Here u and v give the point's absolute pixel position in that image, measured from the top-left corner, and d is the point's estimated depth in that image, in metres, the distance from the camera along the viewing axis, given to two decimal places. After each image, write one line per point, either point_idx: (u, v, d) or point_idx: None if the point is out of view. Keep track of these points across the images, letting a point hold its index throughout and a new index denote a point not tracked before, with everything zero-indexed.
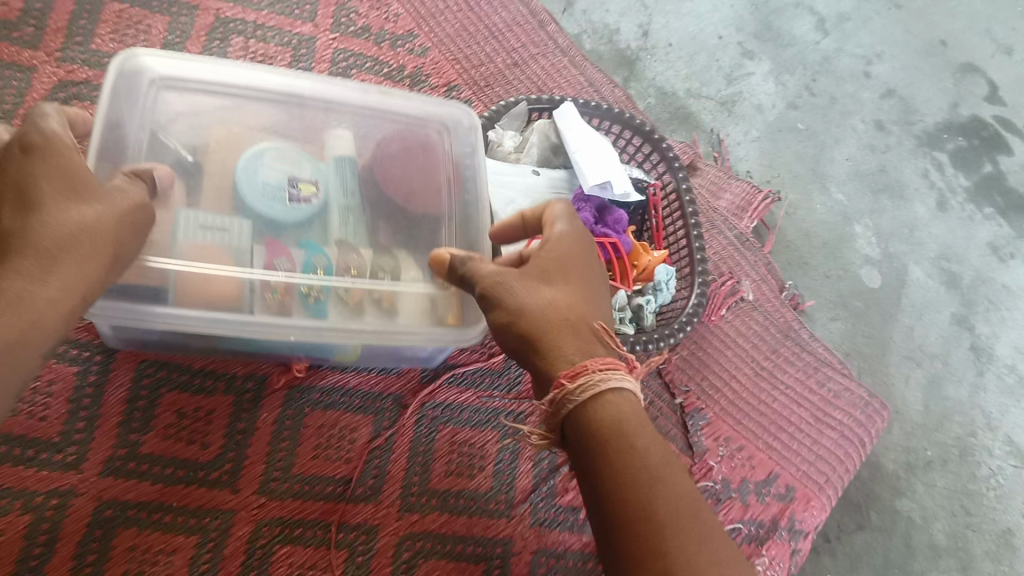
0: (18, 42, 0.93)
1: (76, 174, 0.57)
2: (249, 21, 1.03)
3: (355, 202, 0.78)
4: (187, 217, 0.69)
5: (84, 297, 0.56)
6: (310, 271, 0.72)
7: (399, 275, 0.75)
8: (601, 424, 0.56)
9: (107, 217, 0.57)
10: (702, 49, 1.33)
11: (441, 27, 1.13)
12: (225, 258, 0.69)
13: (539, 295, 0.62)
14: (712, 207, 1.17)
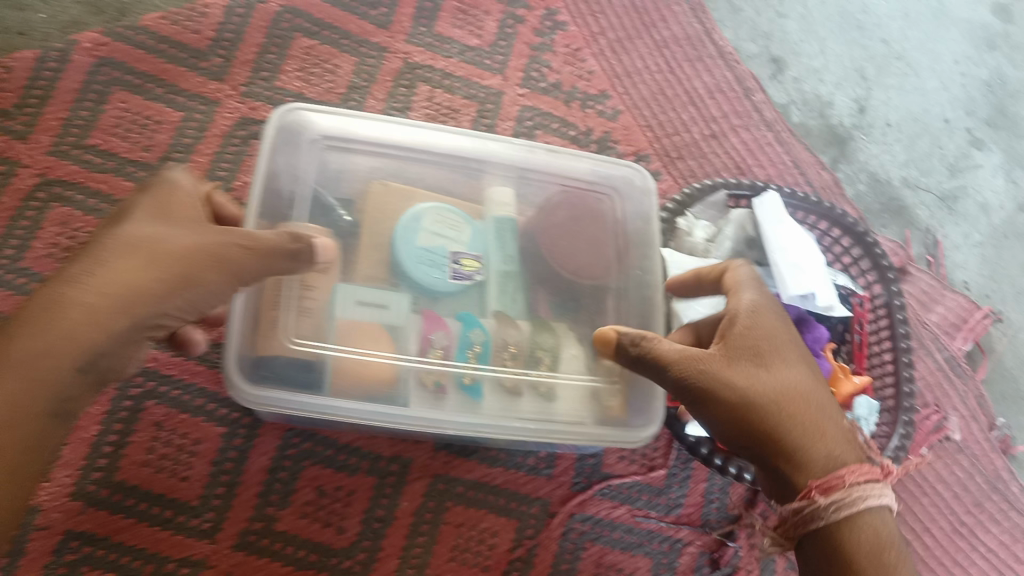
0: (206, 73, 0.91)
1: (174, 203, 0.57)
2: (437, 68, 0.98)
3: (516, 270, 0.72)
4: (347, 291, 0.66)
5: (109, 310, 0.52)
6: (464, 354, 0.67)
7: (558, 363, 0.68)
8: (855, 552, 0.54)
9: (178, 237, 0.55)
10: (925, 132, 1.18)
11: (637, 88, 1.04)
12: (381, 332, 0.66)
13: (762, 386, 0.56)
14: (921, 320, 1.05)
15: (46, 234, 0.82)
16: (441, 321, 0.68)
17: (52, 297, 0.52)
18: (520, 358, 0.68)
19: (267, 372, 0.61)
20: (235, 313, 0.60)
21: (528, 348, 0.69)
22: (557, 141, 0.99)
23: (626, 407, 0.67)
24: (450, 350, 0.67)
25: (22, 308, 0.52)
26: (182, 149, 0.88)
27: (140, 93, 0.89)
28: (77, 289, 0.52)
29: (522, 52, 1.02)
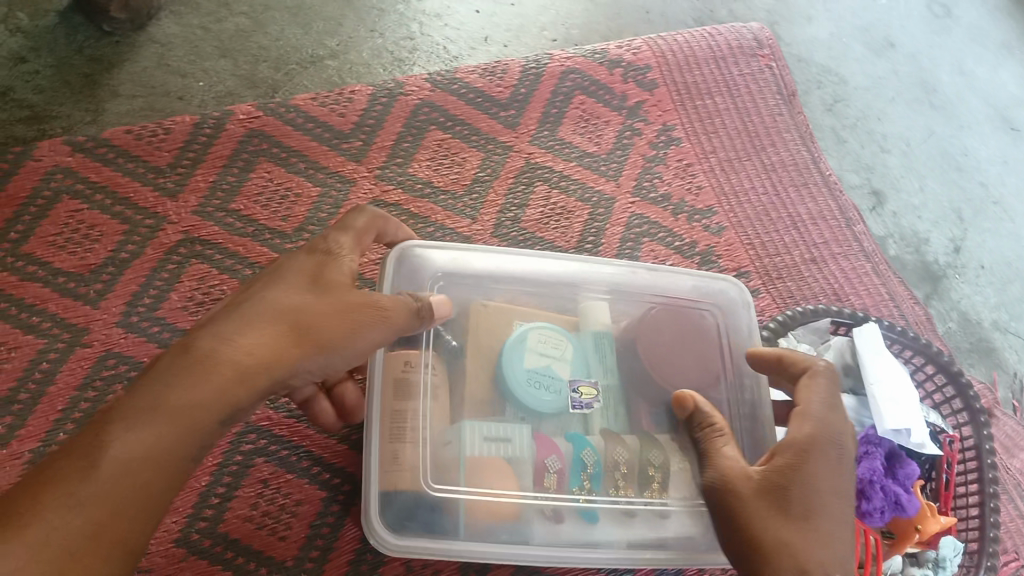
0: (345, 153, 0.97)
1: (328, 267, 0.62)
2: (556, 171, 1.04)
3: (616, 384, 0.75)
4: (473, 428, 0.69)
5: (257, 360, 0.56)
6: (578, 478, 0.70)
7: (667, 487, 0.70)
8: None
9: (325, 298, 0.60)
10: (1018, 278, 1.20)
11: (743, 208, 1.08)
12: (500, 460, 0.68)
13: (771, 529, 0.56)
14: (1006, 466, 1.04)
15: (183, 288, 0.87)
16: (553, 443, 0.70)
17: (205, 341, 0.55)
18: (631, 480, 0.70)
19: (405, 521, 0.66)
20: (370, 451, 0.66)
21: (639, 469, 0.70)
22: (662, 250, 1.03)
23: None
24: (563, 474, 0.69)
25: (176, 349, 0.55)
26: (317, 224, 0.93)
27: (284, 165, 0.95)
28: (229, 346, 0.55)
29: (636, 163, 1.07)
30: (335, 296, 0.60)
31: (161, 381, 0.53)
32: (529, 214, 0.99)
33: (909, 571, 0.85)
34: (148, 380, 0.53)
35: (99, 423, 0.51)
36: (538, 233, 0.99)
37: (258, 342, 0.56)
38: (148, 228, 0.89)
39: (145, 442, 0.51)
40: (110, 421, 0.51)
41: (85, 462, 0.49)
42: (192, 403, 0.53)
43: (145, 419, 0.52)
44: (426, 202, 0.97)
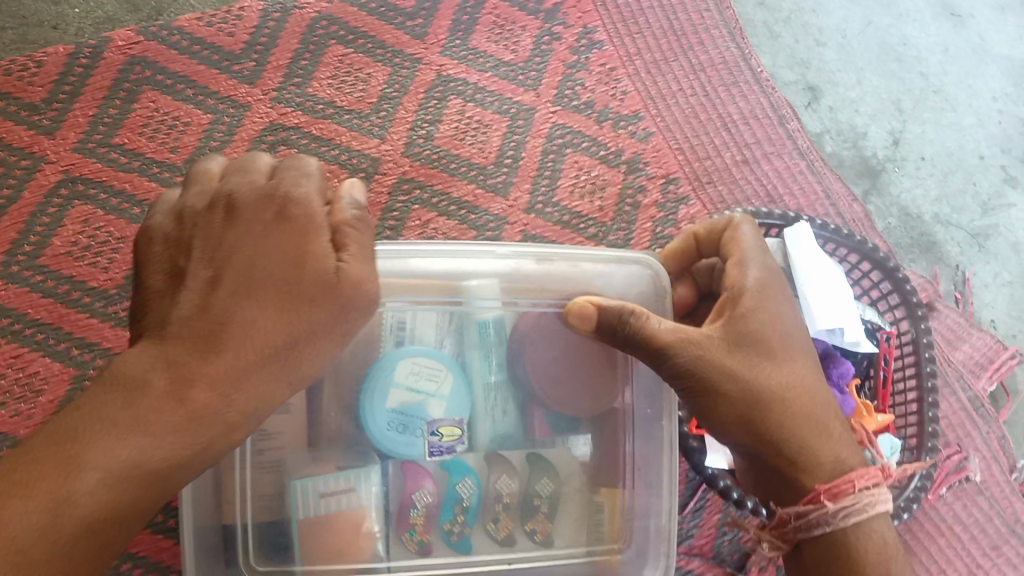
0: (238, 77, 0.90)
1: (307, 261, 0.51)
2: (470, 82, 0.97)
3: (504, 379, 0.67)
4: (306, 486, 0.61)
5: (229, 400, 0.50)
6: (450, 511, 0.65)
7: (557, 505, 0.66)
8: (863, 551, 0.57)
9: (304, 310, 0.51)
10: (959, 169, 1.16)
11: (671, 111, 1.03)
12: (362, 512, 0.61)
13: (773, 380, 0.58)
14: (946, 358, 1.02)
15: (67, 233, 0.81)
16: (425, 468, 0.65)
17: (175, 380, 0.48)
18: (517, 506, 0.66)
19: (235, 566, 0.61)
20: (185, 505, 0.60)
21: (521, 496, 0.66)
22: (587, 160, 0.98)
23: (621, 521, 0.67)
24: (435, 509, 0.65)
25: (161, 387, 0.48)
26: (210, 153, 0.87)
27: (170, 93, 0.88)
28: (220, 398, 0.49)
29: (556, 69, 1.01)
30: (316, 303, 0.51)
31: (121, 438, 0.46)
32: (442, 130, 0.94)
33: None
34: (107, 429, 0.46)
35: (57, 498, 0.44)
36: (453, 149, 0.94)
37: (231, 375, 0.49)
38: (25, 171, 0.83)
39: (114, 521, 0.46)
40: (69, 497, 0.44)
41: (42, 558, 0.43)
42: (160, 468, 0.47)
43: (110, 496, 0.45)
44: (329, 123, 0.91)
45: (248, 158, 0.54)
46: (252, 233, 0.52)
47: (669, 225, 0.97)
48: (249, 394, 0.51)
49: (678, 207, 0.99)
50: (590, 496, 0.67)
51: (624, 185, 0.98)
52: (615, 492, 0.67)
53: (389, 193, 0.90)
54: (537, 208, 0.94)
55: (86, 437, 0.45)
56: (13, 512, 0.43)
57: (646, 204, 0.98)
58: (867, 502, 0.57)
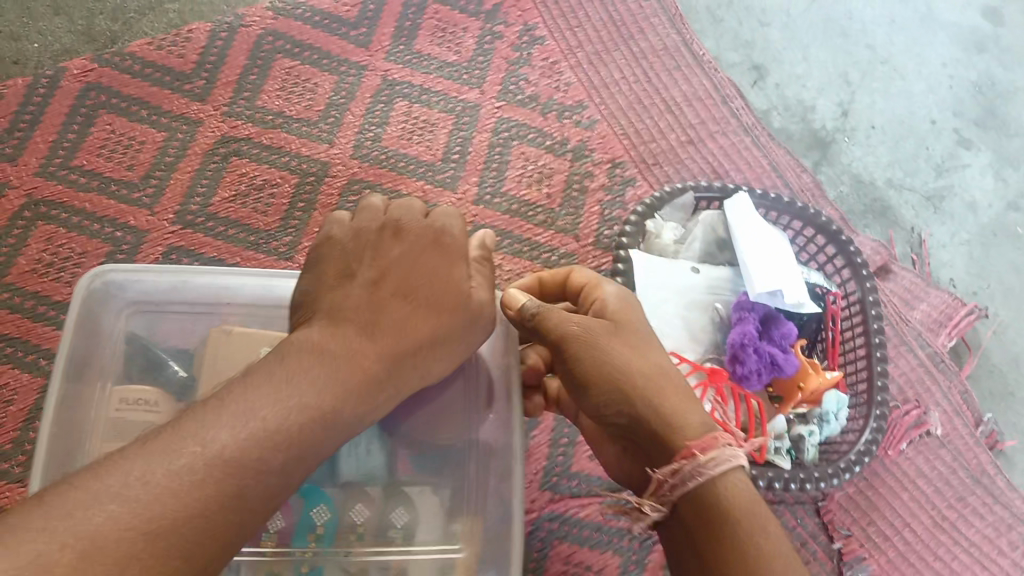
0: (190, 95, 0.95)
1: (445, 277, 0.62)
2: (415, 85, 1.01)
3: (378, 417, 0.64)
4: None
5: (362, 388, 0.55)
6: (305, 538, 0.61)
7: (413, 535, 0.62)
8: (733, 497, 0.55)
9: (434, 318, 0.60)
10: (912, 134, 1.18)
11: (614, 99, 1.06)
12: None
13: (636, 359, 0.61)
14: (904, 317, 1.04)
15: (31, 251, 0.85)
16: (287, 499, 0.61)
17: (327, 362, 0.54)
18: (370, 536, 0.62)
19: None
20: None
21: (376, 526, 0.62)
22: (533, 151, 1.01)
23: (475, 561, 0.60)
24: (291, 534, 0.61)
25: (308, 363, 0.54)
26: (165, 167, 0.91)
27: (125, 115, 0.93)
28: (372, 393, 0.55)
29: (499, 66, 1.05)
30: (440, 314, 0.60)
31: (273, 402, 0.49)
32: (388, 131, 0.97)
33: (794, 430, 0.84)
34: (256, 394, 0.49)
35: (213, 442, 0.46)
36: (401, 148, 0.97)
37: (403, 358, 0.58)
38: None
39: (255, 486, 0.46)
40: (225, 445, 0.46)
41: (203, 500, 0.44)
42: (308, 438, 0.50)
43: (259, 452, 0.47)
44: (279, 132, 0.95)
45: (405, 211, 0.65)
46: (399, 256, 0.62)
47: (616, 207, 1.00)
48: (402, 386, 0.58)
49: (624, 189, 1.02)
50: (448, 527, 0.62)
51: (570, 173, 1.01)
52: (476, 526, 0.61)
53: (339, 196, 0.92)
54: (486, 198, 0.97)
55: (236, 402, 0.49)
56: (179, 454, 0.45)
57: (593, 188, 1.01)
58: (719, 460, 0.56)
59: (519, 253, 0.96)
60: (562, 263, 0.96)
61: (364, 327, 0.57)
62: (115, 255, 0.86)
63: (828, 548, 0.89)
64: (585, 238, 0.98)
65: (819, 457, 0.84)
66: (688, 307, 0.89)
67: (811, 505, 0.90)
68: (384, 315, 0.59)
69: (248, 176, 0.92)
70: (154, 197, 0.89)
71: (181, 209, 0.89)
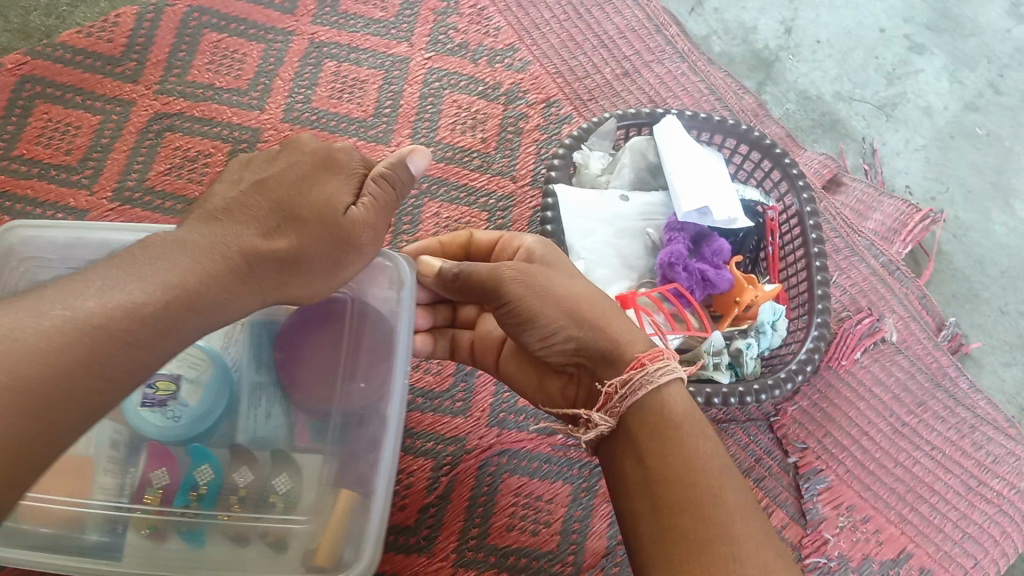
0: (121, 77, 0.97)
1: (329, 192, 0.56)
2: (343, 45, 1.02)
3: (272, 380, 0.64)
4: None
5: (230, 287, 0.50)
6: (185, 497, 0.60)
7: (294, 503, 0.60)
8: (668, 413, 0.57)
9: (313, 229, 0.55)
10: (859, 45, 1.16)
11: (545, 39, 1.06)
12: (86, 463, 0.60)
13: (567, 286, 0.60)
14: (857, 229, 1.01)
15: None
16: (171, 455, 0.62)
17: (192, 248, 0.49)
18: (248, 502, 0.60)
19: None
20: None
21: (258, 491, 0.61)
22: (465, 97, 1.01)
23: (342, 537, 0.55)
24: (170, 492, 0.60)
25: (158, 258, 0.47)
26: (101, 149, 0.93)
27: (60, 103, 0.95)
28: (228, 293, 0.50)
29: (427, 18, 1.05)
30: (319, 223, 0.55)
31: (136, 276, 0.45)
32: (318, 94, 0.98)
33: (733, 345, 0.83)
34: (118, 268, 0.46)
35: (81, 308, 0.42)
36: (331, 109, 0.98)
37: (280, 257, 0.53)
38: None
39: (123, 362, 0.43)
40: (89, 310, 0.42)
41: (53, 370, 0.40)
42: (170, 318, 0.46)
43: (121, 327, 0.43)
44: (209, 104, 0.97)
45: (301, 138, 0.59)
46: (285, 161, 0.58)
47: (552, 145, 1.01)
48: (273, 293, 0.54)
49: (560, 127, 1.02)
50: (329, 492, 0.58)
51: (504, 116, 1.01)
52: (348, 496, 0.56)
53: None
54: (419, 148, 0.98)
55: (100, 274, 0.45)
56: (37, 316, 0.41)
57: (527, 129, 1.01)
58: (666, 370, 0.58)
59: (456, 200, 0.96)
60: (501, 205, 0.96)
61: (238, 221, 0.53)
62: None
63: (783, 463, 0.87)
64: (522, 179, 0.98)
65: (757, 369, 0.82)
66: (617, 235, 0.88)
67: (764, 421, 0.89)
68: (262, 212, 0.54)
69: (182, 148, 0.94)
70: (92, 177, 0.91)
71: (119, 186, 0.91)
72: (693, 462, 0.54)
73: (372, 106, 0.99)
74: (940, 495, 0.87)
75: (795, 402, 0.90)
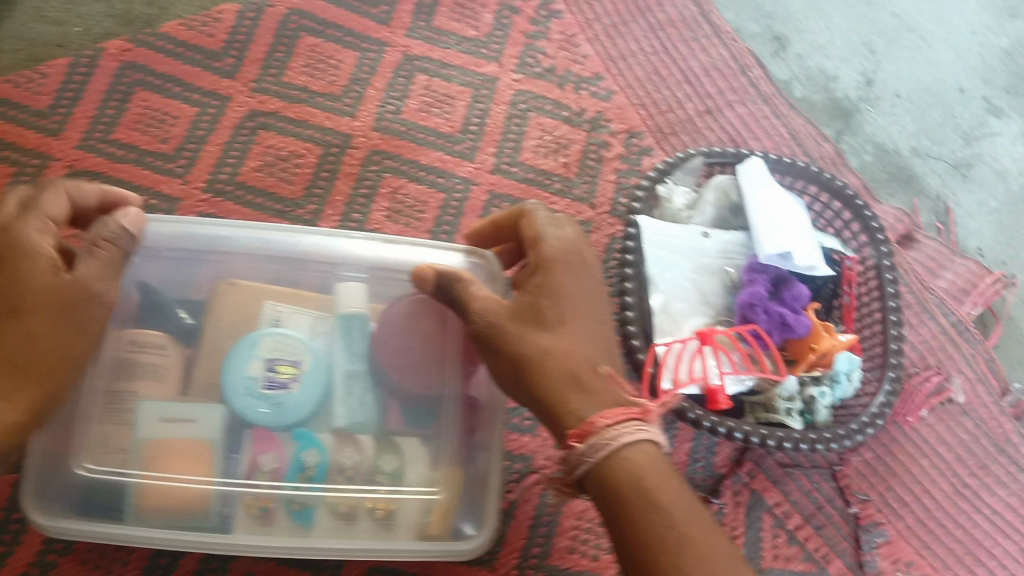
0: (219, 73, 0.99)
1: (29, 276, 0.56)
2: (435, 59, 1.04)
3: (365, 367, 0.65)
4: (151, 410, 0.61)
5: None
6: (295, 476, 0.61)
7: (402, 478, 0.62)
8: (619, 482, 0.54)
9: (25, 326, 0.56)
10: (938, 103, 1.17)
11: (632, 70, 1.08)
12: (200, 446, 0.61)
13: (529, 339, 0.57)
14: (927, 286, 1.02)
15: None
16: (275, 437, 0.62)
17: None
18: (358, 483, 0.62)
19: (88, 506, 0.61)
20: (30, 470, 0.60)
21: (366, 470, 0.62)
22: (550, 121, 1.03)
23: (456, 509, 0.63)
24: (279, 472, 0.61)
25: None
26: (196, 141, 0.95)
27: (159, 92, 0.97)
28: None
29: (518, 40, 1.07)
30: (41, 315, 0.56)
31: None
32: (408, 105, 1.00)
33: (806, 392, 0.84)
34: None
35: None
36: (420, 121, 1.00)
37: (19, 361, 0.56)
38: (34, 169, 0.92)
39: None
40: None
41: None
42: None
43: None
44: (303, 106, 0.99)
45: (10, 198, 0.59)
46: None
47: (632, 176, 1.02)
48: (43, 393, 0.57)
49: (641, 158, 1.03)
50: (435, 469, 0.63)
51: (587, 143, 1.02)
52: (458, 474, 0.63)
53: (361, 164, 0.97)
54: (503, 168, 0.99)
55: None
56: None
57: (609, 157, 1.02)
58: (617, 440, 0.55)
59: None
60: None
61: None
62: None
63: (844, 512, 0.87)
64: (601, 206, 0.99)
65: (831, 419, 0.83)
66: (696, 271, 0.89)
67: (826, 470, 0.89)
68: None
69: (275, 147, 0.96)
70: (187, 168, 0.93)
71: (212, 179, 0.93)
72: (648, 532, 0.53)
73: (460, 122, 1.01)
74: (998, 561, 0.88)
75: (858, 453, 0.90)
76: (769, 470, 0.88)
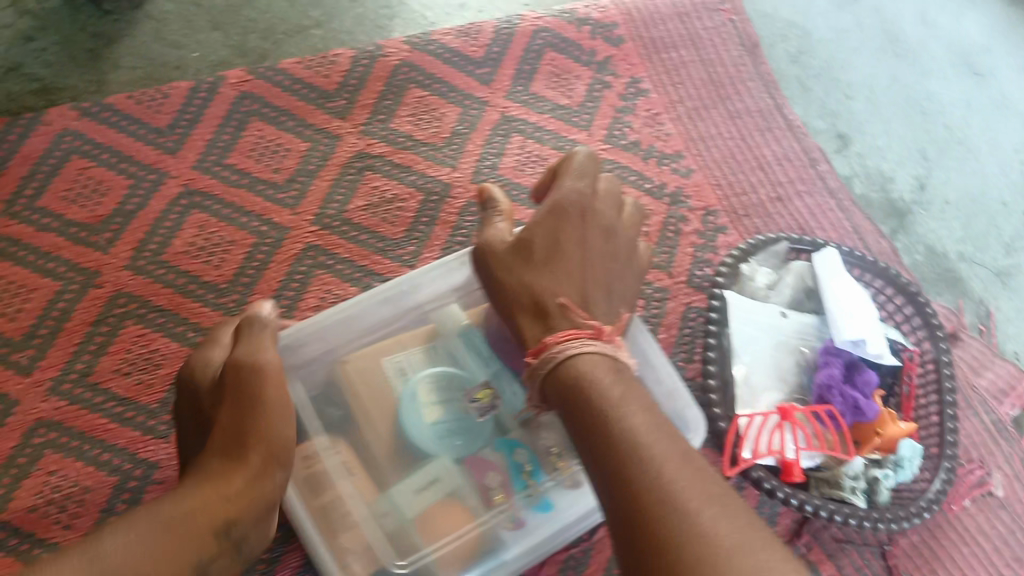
0: (331, 112, 1.04)
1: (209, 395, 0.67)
2: (531, 122, 1.10)
3: (501, 367, 0.80)
4: (401, 491, 0.73)
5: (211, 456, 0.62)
6: (521, 479, 0.75)
7: None
8: (631, 463, 0.52)
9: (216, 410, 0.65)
10: (983, 212, 1.25)
11: (710, 152, 1.14)
12: (451, 499, 0.73)
13: (520, 278, 0.67)
14: (970, 384, 1.08)
15: (184, 235, 0.94)
16: (487, 459, 0.76)
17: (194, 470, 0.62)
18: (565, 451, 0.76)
19: None
20: None
21: (566, 440, 0.76)
22: (634, 191, 1.09)
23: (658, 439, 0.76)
24: (507, 484, 0.75)
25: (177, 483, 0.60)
26: (306, 174, 1.00)
27: (274, 124, 1.02)
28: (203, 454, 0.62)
29: (607, 113, 1.13)
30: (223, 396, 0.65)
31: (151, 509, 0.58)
32: (504, 163, 1.06)
33: (870, 472, 0.89)
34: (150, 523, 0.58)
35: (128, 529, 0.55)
36: (515, 179, 1.05)
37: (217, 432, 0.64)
38: (150, 183, 0.96)
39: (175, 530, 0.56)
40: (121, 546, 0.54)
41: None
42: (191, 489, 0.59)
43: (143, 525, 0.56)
44: (407, 153, 1.04)
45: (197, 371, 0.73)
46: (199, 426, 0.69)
47: (708, 251, 1.07)
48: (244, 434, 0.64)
49: (717, 235, 1.09)
50: None
51: (667, 216, 1.08)
52: None
53: (459, 213, 1.01)
54: None
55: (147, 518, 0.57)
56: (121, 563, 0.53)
57: (687, 232, 1.08)
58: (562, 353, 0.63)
59: None
60: (656, 297, 1.03)
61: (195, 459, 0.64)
62: (259, 247, 0.95)
63: None
64: (678, 276, 1.05)
65: (892, 500, 0.87)
66: (776, 347, 0.95)
67: (875, 548, 0.94)
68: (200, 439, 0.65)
69: (380, 189, 1.01)
70: (296, 200, 0.98)
71: (319, 212, 0.98)
72: (652, 508, 0.49)
73: None
74: None
75: (906, 535, 0.95)
76: (825, 542, 0.93)
